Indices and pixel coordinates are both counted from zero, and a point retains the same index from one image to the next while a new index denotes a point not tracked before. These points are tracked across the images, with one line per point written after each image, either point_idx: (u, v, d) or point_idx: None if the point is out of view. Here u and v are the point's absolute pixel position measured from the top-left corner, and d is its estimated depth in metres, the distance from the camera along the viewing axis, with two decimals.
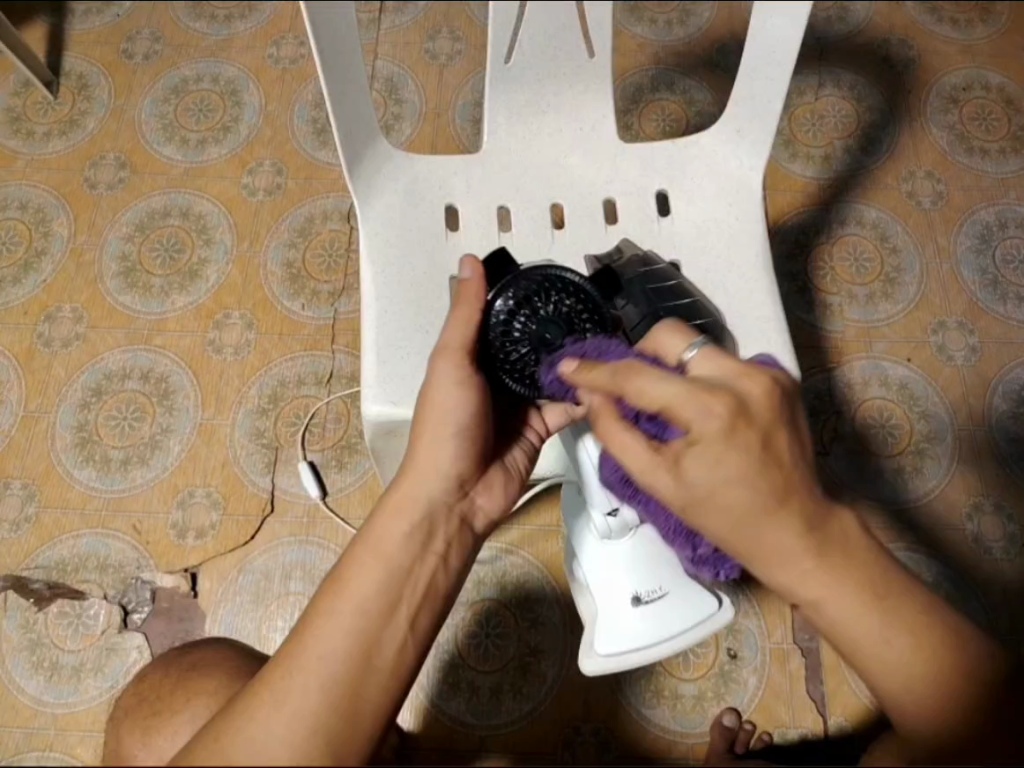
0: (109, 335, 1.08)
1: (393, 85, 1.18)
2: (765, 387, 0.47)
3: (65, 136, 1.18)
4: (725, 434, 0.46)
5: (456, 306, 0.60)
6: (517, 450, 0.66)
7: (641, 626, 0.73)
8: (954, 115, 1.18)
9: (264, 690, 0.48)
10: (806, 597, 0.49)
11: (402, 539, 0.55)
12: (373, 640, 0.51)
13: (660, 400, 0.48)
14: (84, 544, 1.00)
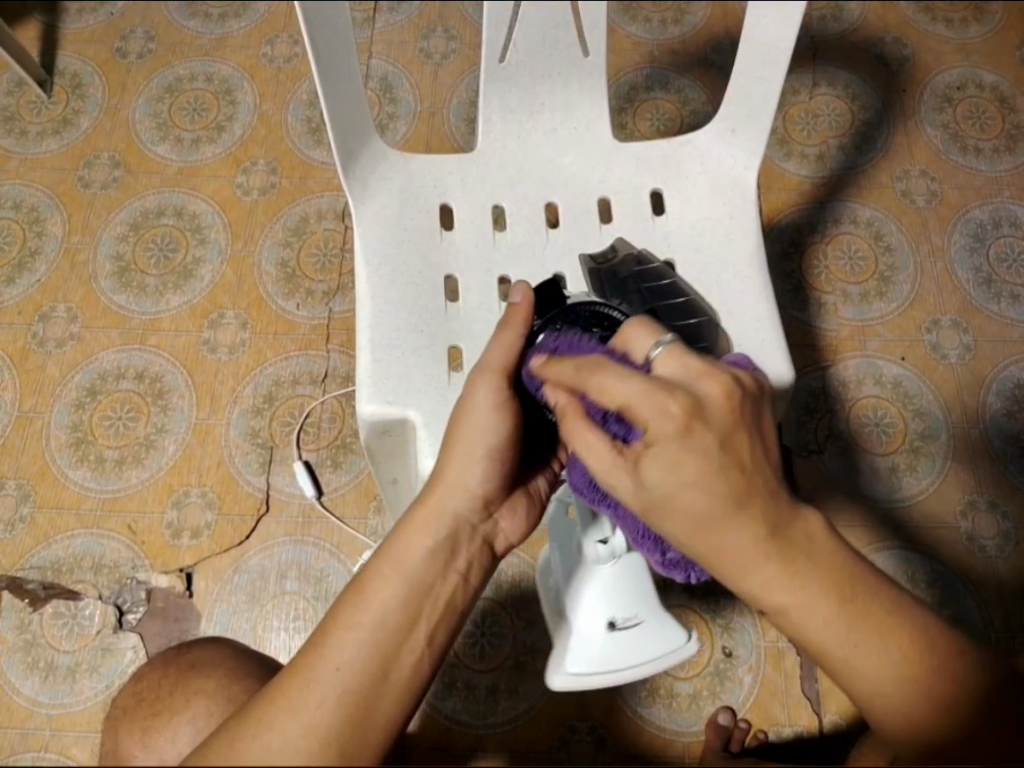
0: (104, 335, 1.08)
1: (387, 84, 1.18)
2: (723, 388, 0.47)
3: (59, 135, 1.17)
4: (680, 435, 0.46)
5: (504, 327, 0.61)
6: (542, 478, 0.67)
7: (614, 648, 0.63)
8: (947, 114, 1.18)
9: (278, 695, 0.48)
10: (774, 604, 0.49)
11: (425, 557, 0.56)
12: (390, 651, 0.52)
13: (622, 399, 0.48)
14: (79, 544, 1.00)
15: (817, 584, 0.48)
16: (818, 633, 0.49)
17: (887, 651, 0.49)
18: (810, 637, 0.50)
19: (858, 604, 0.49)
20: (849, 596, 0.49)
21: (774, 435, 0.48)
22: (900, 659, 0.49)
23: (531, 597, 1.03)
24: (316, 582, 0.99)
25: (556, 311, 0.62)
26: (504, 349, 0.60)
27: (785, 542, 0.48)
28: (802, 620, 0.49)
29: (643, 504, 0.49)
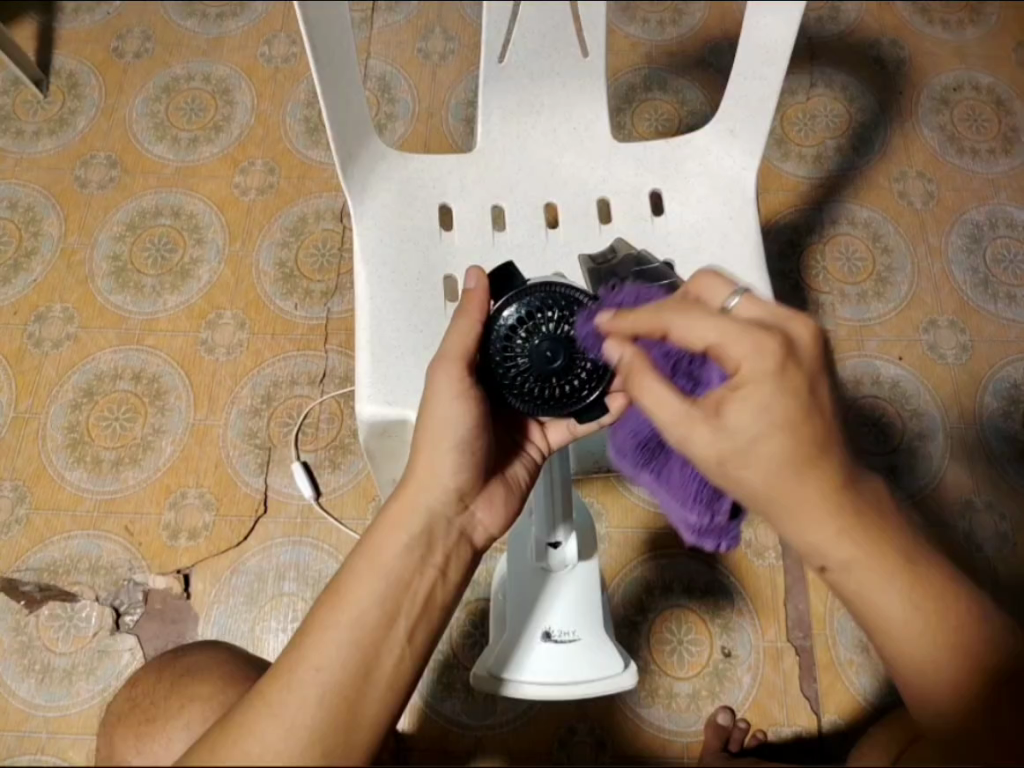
0: (100, 335, 1.08)
1: (385, 85, 1.18)
2: (813, 330, 0.50)
3: (55, 135, 1.17)
4: (776, 373, 0.47)
5: (460, 315, 0.61)
6: (518, 464, 0.68)
7: (552, 661, 0.76)
8: (944, 115, 1.19)
9: (262, 701, 0.49)
10: (838, 558, 0.51)
11: (401, 552, 0.56)
12: (372, 651, 0.52)
13: (708, 339, 0.49)
14: (76, 545, 0.99)
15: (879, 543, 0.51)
16: (871, 586, 0.51)
17: (924, 614, 0.51)
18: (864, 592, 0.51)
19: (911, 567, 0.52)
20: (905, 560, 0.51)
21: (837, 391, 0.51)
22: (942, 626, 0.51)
23: None
24: (315, 583, 0.99)
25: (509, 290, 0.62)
26: (460, 336, 0.60)
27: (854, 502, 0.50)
28: (861, 573, 0.51)
29: (729, 450, 0.49)
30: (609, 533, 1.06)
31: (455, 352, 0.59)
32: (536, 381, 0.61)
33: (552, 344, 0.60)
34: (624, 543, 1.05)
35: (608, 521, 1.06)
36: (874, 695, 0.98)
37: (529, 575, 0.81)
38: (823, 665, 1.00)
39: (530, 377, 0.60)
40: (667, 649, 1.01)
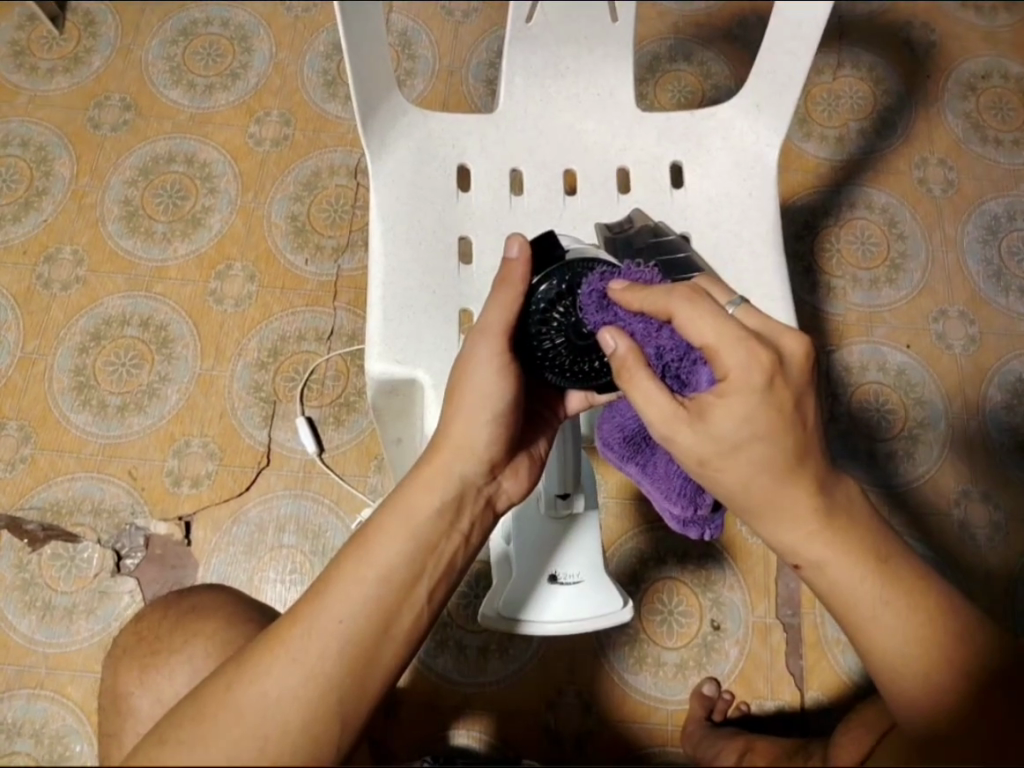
0: (109, 280, 1.07)
1: (406, 40, 1.16)
2: (803, 347, 0.54)
3: (69, 73, 1.15)
4: (762, 389, 0.52)
5: (503, 285, 0.60)
6: (543, 440, 0.69)
7: (556, 604, 0.73)
8: (970, 102, 1.17)
9: (282, 641, 0.50)
10: (811, 557, 0.56)
11: (432, 515, 0.57)
12: (394, 608, 0.53)
13: (707, 338, 0.52)
14: (80, 487, 1.00)
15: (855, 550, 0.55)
16: (849, 584, 0.55)
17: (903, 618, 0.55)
18: (840, 591, 0.56)
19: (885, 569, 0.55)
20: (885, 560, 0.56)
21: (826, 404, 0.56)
22: (922, 635, 0.54)
23: None
24: (315, 537, 1.00)
25: (553, 265, 0.61)
26: (502, 311, 0.59)
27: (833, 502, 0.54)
28: (835, 572, 0.55)
29: (710, 453, 0.53)
30: (607, 501, 1.06)
31: (498, 327, 0.59)
32: (569, 357, 0.61)
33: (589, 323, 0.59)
34: (621, 511, 1.06)
35: (606, 490, 1.07)
36: (858, 675, 1.01)
37: (534, 521, 0.75)
38: (810, 642, 1.02)
39: (564, 354, 0.60)
40: (658, 619, 1.03)
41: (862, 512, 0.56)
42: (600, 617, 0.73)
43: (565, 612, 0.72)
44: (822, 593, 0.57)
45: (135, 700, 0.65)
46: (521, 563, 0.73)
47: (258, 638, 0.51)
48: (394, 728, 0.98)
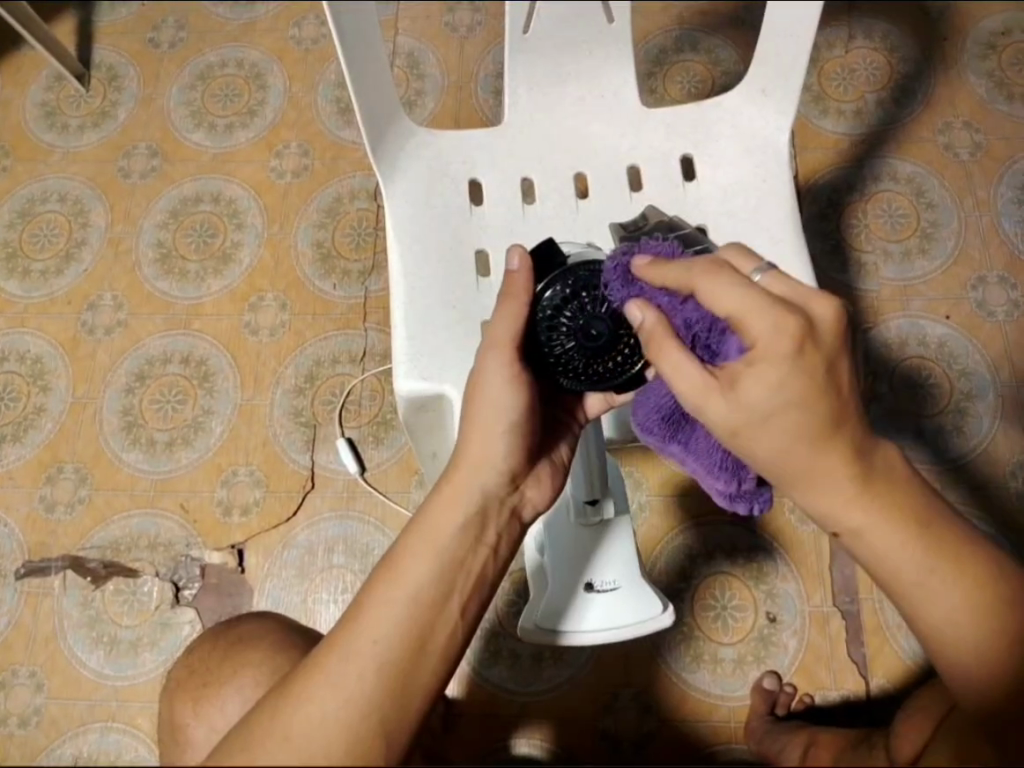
0: (149, 321, 1.11)
1: (414, 61, 1.18)
2: (835, 313, 0.50)
3: (98, 127, 1.20)
4: (794, 356, 0.49)
5: (507, 297, 0.62)
6: (564, 445, 0.69)
7: (595, 613, 0.73)
8: (992, 61, 1.14)
9: (320, 667, 0.50)
10: (852, 526, 0.54)
11: (457, 531, 0.58)
12: (427, 626, 0.54)
13: (732, 308, 0.51)
14: (135, 523, 1.04)
15: (899, 516, 0.54)
16: (890, 552, 0.54)
17: (949, 589, 0.54)
18: (883, 558, 0.55)
19: (929, 533, 0.54)
20: (926, 523, 0.54)
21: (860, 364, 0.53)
22: (974, 604, 0.54)
23: None
24: (362, 556, 1.01)
25: (556, 272, 0.62)
26: (508, 323, 0.61)
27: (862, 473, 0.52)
28: (875, 541, 0.54)
29: (741, 422, 0.52)
30: (650, 499, 1.06)
31: (506, 337, 0.60)
32: (583, 360, 0.61)
33: (599, 322, 0.60)
34: (665, 509, 1.05)
35: (647, 488, 1.06)
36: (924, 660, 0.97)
37: (564, 530, 0.74)
38: (871, 629, 0.99)
39: (575, 356, 0.61)
40: (711, 615, 1.01)
41: (903, 479, 0.54)
42: (640, 622, 0.73)
43: (604, 623, 0.72)
44: (862, 558, 0.56)
45: (192, 730, 0.67)
46: (557, 573, 0.73)
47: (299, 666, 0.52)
48: (453, 743, 0.97)
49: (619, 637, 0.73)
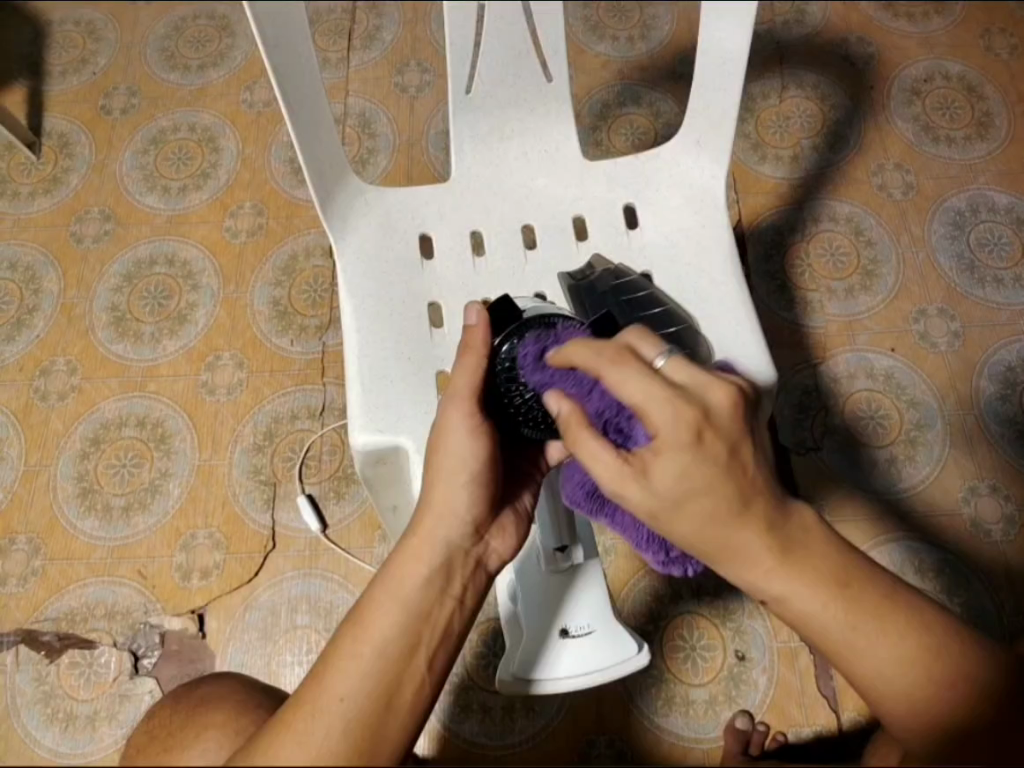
0: (104, 385, 1.10)
1: (365, 121, 1.21)
2: (730, 396, 0.49)
3: (50, 194, 1.20)
4: (693, 446, 0.48)
5: (465, 352, 0.61)
6: (527, 493, 0.67)
7: (572, 659, 0.71)
8: (917, 106, 1.20)
9: (287, 728, 0.49)
10: (775, 591, 0.52)
11: (421, 583, 0.56)
12: (394, 681, 0.52)
13: (636, 399, 0.49)
14: (91, 593, 1.01)
15: (820, 580, 0.52)
16: (815, 614, 0.52)
17: (889, 645, 0.52)
18: (809, 621, 0.52)
19: (854, 592, 0.52)
20: (845, 580, 0.52)
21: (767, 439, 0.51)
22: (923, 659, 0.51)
23: None
24: (326, 615, 1.00)
25: (512, 327, 0.63)
26: (468, 374, 0.60)
27: (783, 535, 0.51)
28: (800, 604, 0.52)
29: (658, 507, 0.50)
30: (615, 543, 1.06)
31: (465, 390, 0.60)
32: (542, 410, 0.61)
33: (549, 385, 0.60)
34: (630, 553, 1.05)
35: (612, 531, 1.06)
36: None
37: (537, 578, 0.73)
38: None
39: (535, 408, 0.61)
40: (681, 656, 1.01)
41: (821, 544, 0.52)
42: (616, 664, 0.72)
43: (583, 667, 0.71)
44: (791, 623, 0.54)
45: None
46: (529, 623, 0.72)
47: (264, 726, 0.50)
48: None
49: (597, 679, 0.71)
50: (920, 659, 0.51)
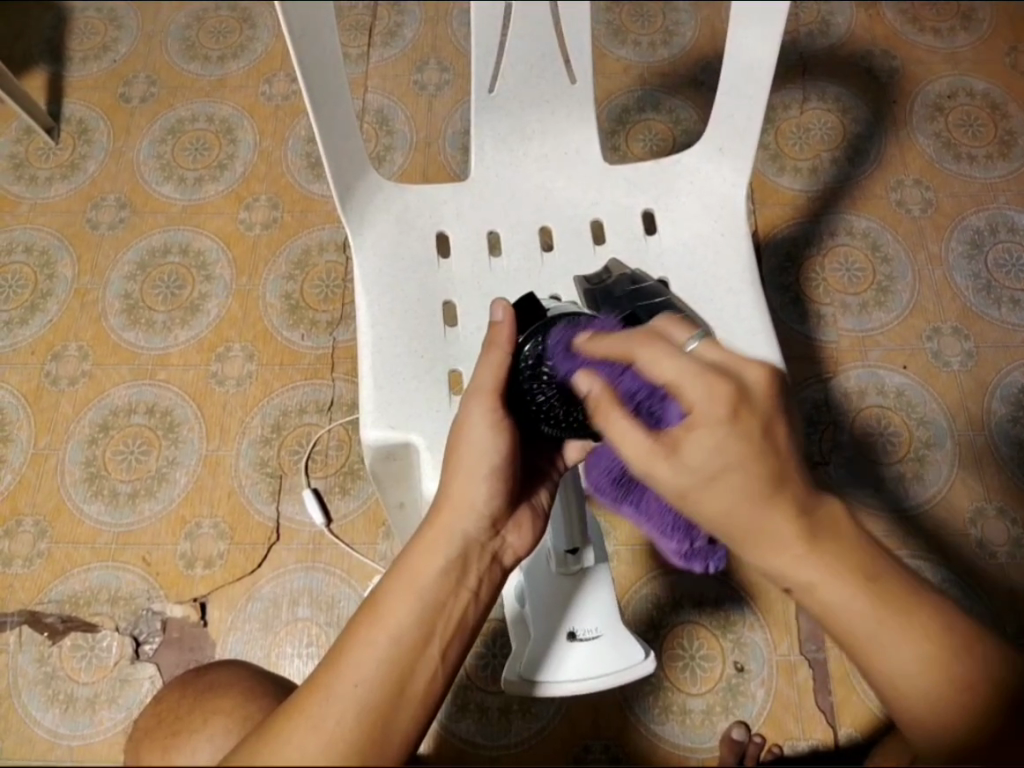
0: (115, 372, 1.11)
1: (383, 117, 1.21)
2: (766, 376, 0.48)
3: (67, 179, 1.21)
4: (728, 421, 0.47)
5: (489, 349, 0.62)
6: (544, 491, 0.68)
7: (578, 661, 0.69)
8: (939, 122, 1.19)
9: (299, 710, 0.48)
10: (801, 581, 0.50)
11: (438, 573, 0.56)
12: (407, 669, 0.52)
13: (669, 375, 0.49)
14: (95, 578, 1.02)
15: (848, 571, 0.50)
16: (840, 605, 0.50)
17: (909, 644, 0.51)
18: (834, 613, 0.51)
19: (879, 586, 0.51)
20: (872, 575, 0.51)
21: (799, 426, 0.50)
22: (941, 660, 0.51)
23: None
24: (327, 609, 1.00)
25: (536, 326, 0.63)
26: (491, 370, 0.61)
27: (814, 525, 0.49)
28: (826, 595, 0.50)
29: (688, 484, 0.49)
30: (618, 549, 1.06)
31: (489, 385, 0.60)
32: (562, 408, 0.59)
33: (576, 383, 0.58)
34: (633, 559, 1.05)
35: (615, 538, 1.06)
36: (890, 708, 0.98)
37: (545, 578, 0.73)
38: (838, 677, 1.00)
39: (558, 409, 0.59)
40: (680, 665, 1.01)
41: (849, 534, 0.50)
42: (623, 669, 0.69)
43: (587, 671, 0.69)
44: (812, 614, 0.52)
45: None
46: (536, 621, 0.71)
47: (276, 711, 0.50)
48: None
49: (603, 685, 0.69)
50: (937, 660, 0.51)
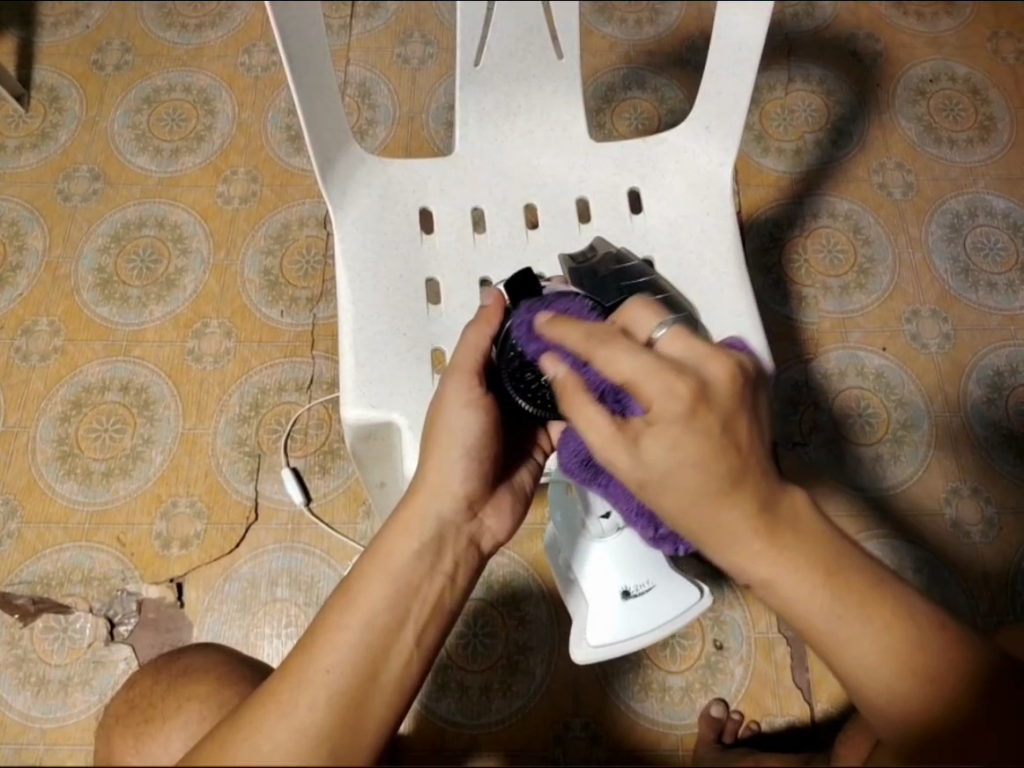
0: (87, 347, 1.08)
1: (365, 91, 1.19)
2: (729, 369, 0.46)
3: (37, 150, 1.17)
4: (687, 417, 0.45)
5: (472, 325, 0.60)
6: (524, 471, 0.66)
7: (631, 615, 0.71)
8: (922, 106, 1.20)
9: (272, 696, 0.47)
10: (757, 576, 0.48)
11: (411, 556, 0.55)
12: (380, 654, 0.50)
13: (628, 374, 0.46)
14: (68, 557, 0.99)
15: (811, 565, 0.48)
16: (798, 598, 0.48)
17: (868, 637, 0.48)
18: (792, 607, 0.49)
19: (843, 581, 0.48)
20: (835, 569, 0.48)
21: (766, 420, 0.48)
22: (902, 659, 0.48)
23: (523, 595, 1.03)
24: (307, 589, 0.99)
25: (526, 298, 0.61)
26: (470, 344, 0.59)
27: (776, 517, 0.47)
28: (783, 587, 0.48)
29: (645, 480, 0.47)
30: None
31: (466, 360, 0.59)
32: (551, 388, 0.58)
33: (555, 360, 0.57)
34: None
35: None
36: None
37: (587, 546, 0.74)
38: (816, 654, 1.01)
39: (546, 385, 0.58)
40: (661, 643, 1.02)
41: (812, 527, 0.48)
42: (678, 614, 0.69)
43: (646, 623, 0.70)
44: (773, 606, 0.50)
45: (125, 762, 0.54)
46: (590, 594, 0.74)
47: (246, 699, 0.48)
48: None
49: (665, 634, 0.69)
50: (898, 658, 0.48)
